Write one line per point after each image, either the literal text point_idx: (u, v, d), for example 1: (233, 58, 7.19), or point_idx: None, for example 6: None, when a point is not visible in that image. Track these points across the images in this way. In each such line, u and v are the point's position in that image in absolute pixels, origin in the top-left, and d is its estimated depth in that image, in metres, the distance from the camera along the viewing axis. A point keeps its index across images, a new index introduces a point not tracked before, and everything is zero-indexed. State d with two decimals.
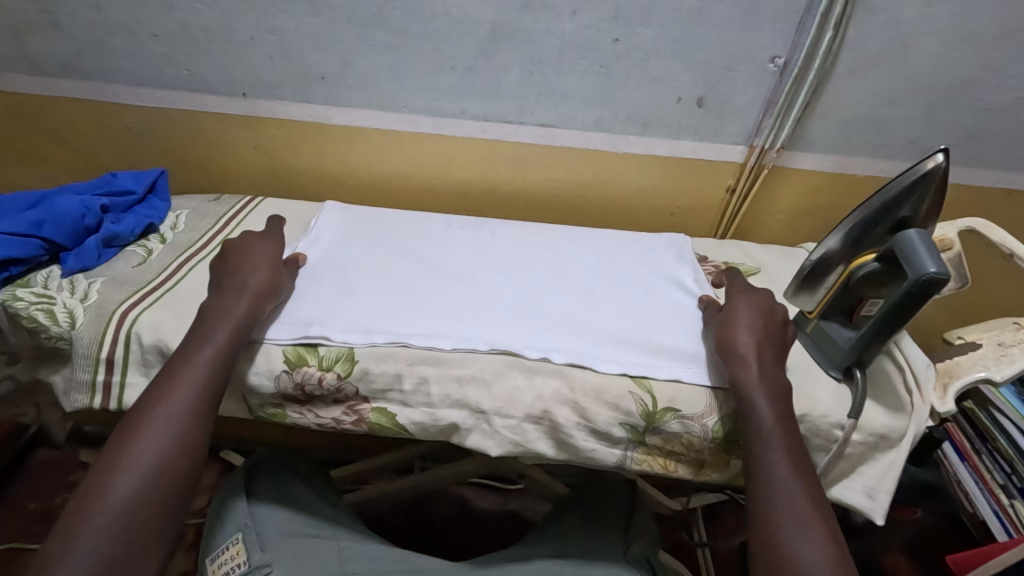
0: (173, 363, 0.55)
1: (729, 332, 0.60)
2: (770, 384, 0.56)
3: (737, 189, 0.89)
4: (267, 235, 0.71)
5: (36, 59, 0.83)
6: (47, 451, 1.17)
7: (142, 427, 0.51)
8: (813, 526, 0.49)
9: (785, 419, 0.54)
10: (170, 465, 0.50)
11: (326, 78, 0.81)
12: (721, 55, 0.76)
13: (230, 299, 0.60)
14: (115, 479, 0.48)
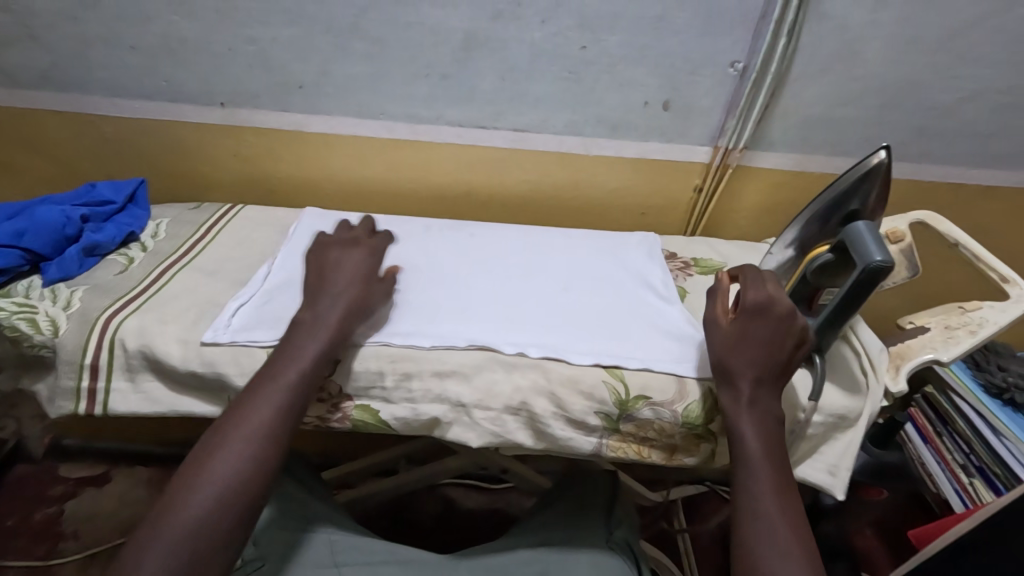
0: (261, 378, 0.55)
1: (730, 353, 0.57)
2: (757, 416, 0.55)
3: (704, 188, 0.93)
4: (348, 239, 0.69)
5: (12, 72, 0.83)
6: (25, 466, 1.16)
7: (219, 443, 0.51)
8: (790, 560, 0.48)
9: (769, 455, 0.54)
10: (243, 482, 0.50)
11: (304, 88, 0.83)
12: (685, 60, 0.80)
13: (313, 314, 0.60)
14: (196, 493, 0.49)
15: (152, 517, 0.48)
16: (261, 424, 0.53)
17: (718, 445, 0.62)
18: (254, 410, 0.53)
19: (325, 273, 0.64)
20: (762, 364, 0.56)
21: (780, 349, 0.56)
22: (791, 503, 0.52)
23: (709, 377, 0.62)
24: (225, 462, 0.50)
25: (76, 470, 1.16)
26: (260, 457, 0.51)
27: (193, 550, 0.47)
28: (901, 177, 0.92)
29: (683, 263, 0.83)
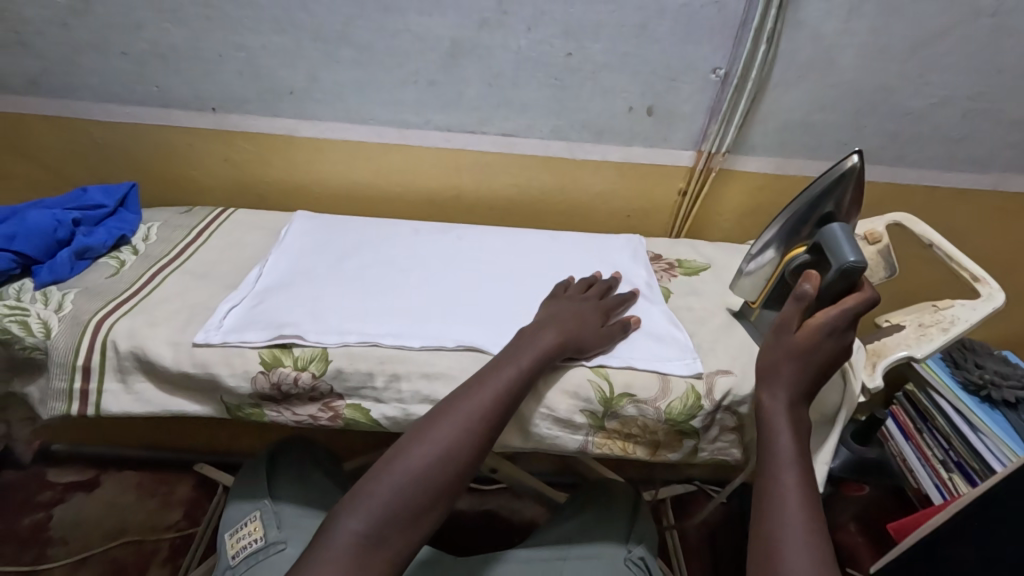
0: (488, 369, 0.58)
1: (788, 356, 0.57)
2: (792, 420, 0.55)
3: (688, 191, 0.95)
4: (604, 300, 0.71)
5: (3, 78, 0.84)
6: (13, 472, 1.16)
7: (448, 412, 0.55)
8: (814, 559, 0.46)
9: (801, 464, 0.53)
10: (456, 457, 0.53)
11: (295, 93, 0.84)
12: (666, 67, 0.82)
13: (540, 332, 0.62)
14: (412, 451, 0.53)
15: (386, 458, 0.53)
16: (477, 415, 0.55)
17: (699, 441, 0.64)
18: (486, 393, 0.56)
19: (568, 306, 0.68)
20: (810, 373, 0.57)
21: (833, 365, 0.58)
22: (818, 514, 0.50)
23: (691, 375, 0.64)
24: (449, 432, 0.54)
25: (65, 475, 1.16)
26: (476, 441, 0.54)
27: (404, 507, 0.51)
28: (877, 180, 0.95)
29: (667, 265, 0.85)
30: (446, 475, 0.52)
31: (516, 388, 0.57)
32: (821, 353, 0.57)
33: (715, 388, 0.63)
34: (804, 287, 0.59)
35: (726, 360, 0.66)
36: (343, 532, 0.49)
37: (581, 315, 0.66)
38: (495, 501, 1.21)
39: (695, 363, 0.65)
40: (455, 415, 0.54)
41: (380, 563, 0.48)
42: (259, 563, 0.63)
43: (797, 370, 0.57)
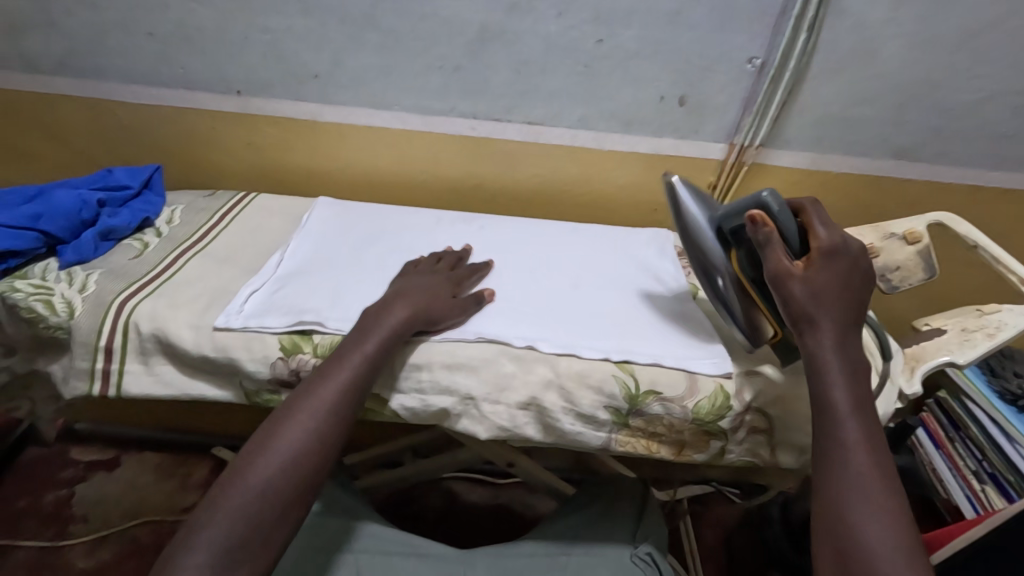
0: (331, 360, 0.56)
1: (805, 295, 0.53)
2: (843, 362, 0.51)
3: (718, 186, 0.92)
4: (455, 275, 0.68)
5: (33, 58, 0.84)
6: (37, 450, 1.18)
7: (282, 426, 0.51)
8: (884, 515, 0.45)
9: (860, 413, 0.50)
10: (298, 471, 0.50)
11: (319, 77, 0.83)
12: (700, 55, 0.79)
13: (386, 311, 0.60)
14: (256, 461, 0.49)
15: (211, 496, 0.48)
16: (327, 406, 0.53)
17: (726, 443, 0.62)
18: (326, 391, 0.54)
19: (409, 281, 0.66)
20: (840, 304, 0.53)
21: (856, 283, 0.55)
22: (884, 460, 0.48)
23: (719, 375, 0.61)
24: (286, 445, 0.50)
25: (88, 454, 1.18)
26: (316, 455, 0.51)
27: (254, 523, 0.47)
28: (917, 178, 0.92)
29: None
30: (289, 492, 0.49)
31: (357, 386, 0.55)
32: (839, 281, 0.54)
33: (745, 389, 0.61)
34: (763, 236, 0.56)
35: (757, 360, 0.64)
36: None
37: (433, 287, 0.65)
38: (509, 496, 1.21)
39: (725, 363, 0.62)
40: (290, 431, 0.51)
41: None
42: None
43: (838, 306, 0.53)
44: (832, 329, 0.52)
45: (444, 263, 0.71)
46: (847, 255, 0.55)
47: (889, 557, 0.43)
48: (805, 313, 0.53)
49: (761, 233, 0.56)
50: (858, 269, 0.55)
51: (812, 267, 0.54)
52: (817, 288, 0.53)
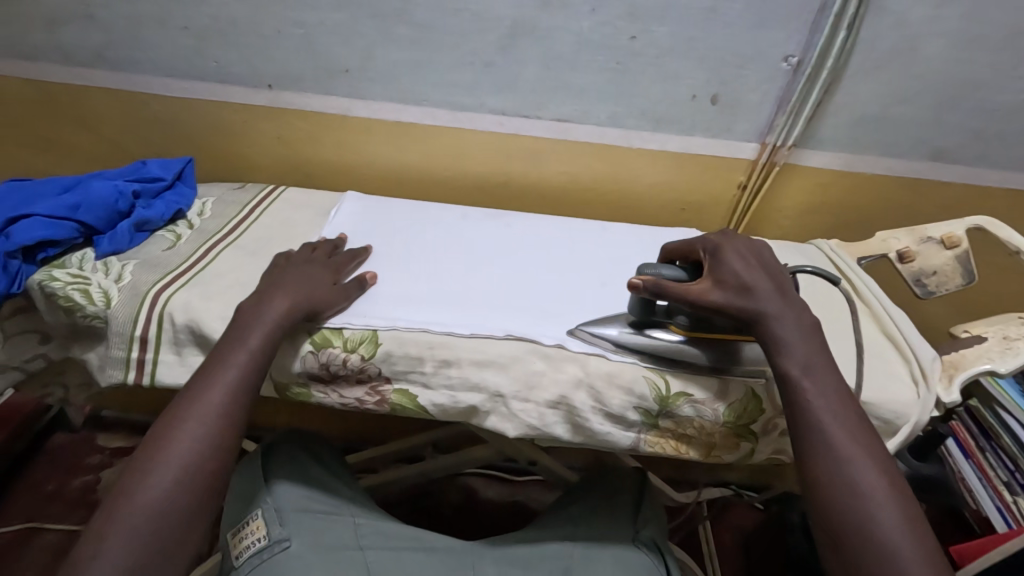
0: (210, 363, 0.56)
1: (731, 293, 0.56)
2: (801, 323, 0.55)
3: (748, 186, 0.90)
4: (333, 264, 0.67)
5: (70, 50, 0.86)
6: (64, 436, 1.27)
7: (167, 434, 0.51)
8: (858, 457, 0.49)
9: (818, 369, 0.53)
10: (200, 473, 0.51)
11: (349, 72, 0.83)
12: (734, 53, 0.78)
13: (264, 306, 0.59)
14: (148, 478, 0.49)
15: (104, 516, 0.47)
16: (217, 410, 0.53)
17: (755, 444, 0.61)
18: (212, 397, 0.54)
19: (292, 264, 0.65)
20: (767, 284, 0.56)
21: (771, 262, 0.59)
22: (846, 405, 0.52)
23: (752, 377, 0.60)
24: (182, 451, 0.51)
25: (112, 441, 1.27)
26: (209, 460, 0.51)
27: (156, 536, 0.47)
28: (955, 182, 0.89)
29: None
30: (192, 496, 0.50)
31: (246, 379, 0.56)
32: (752, 266, 0.58)
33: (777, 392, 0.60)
34: (665, 286, 0.57)
35: None
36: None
37: (326, 271, 0.65)
38: (525, 494, 1.21)
39: None
40: (175, 442, 0.51)
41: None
42: (262, 564, 0.60)
43: (768, 286, 0.56)
44: (775, 309, 0.55)
45: (326, 246, 0.70)
46: (742, 244, 0.60)
47: (874, 492, 0.48)
48: (741, 310, 0.55)
49: (659, 286, 0.57)
50: (762, 252, 0.60)
51: (718, 267, 0.58)
52: (742, 282, 0.56)
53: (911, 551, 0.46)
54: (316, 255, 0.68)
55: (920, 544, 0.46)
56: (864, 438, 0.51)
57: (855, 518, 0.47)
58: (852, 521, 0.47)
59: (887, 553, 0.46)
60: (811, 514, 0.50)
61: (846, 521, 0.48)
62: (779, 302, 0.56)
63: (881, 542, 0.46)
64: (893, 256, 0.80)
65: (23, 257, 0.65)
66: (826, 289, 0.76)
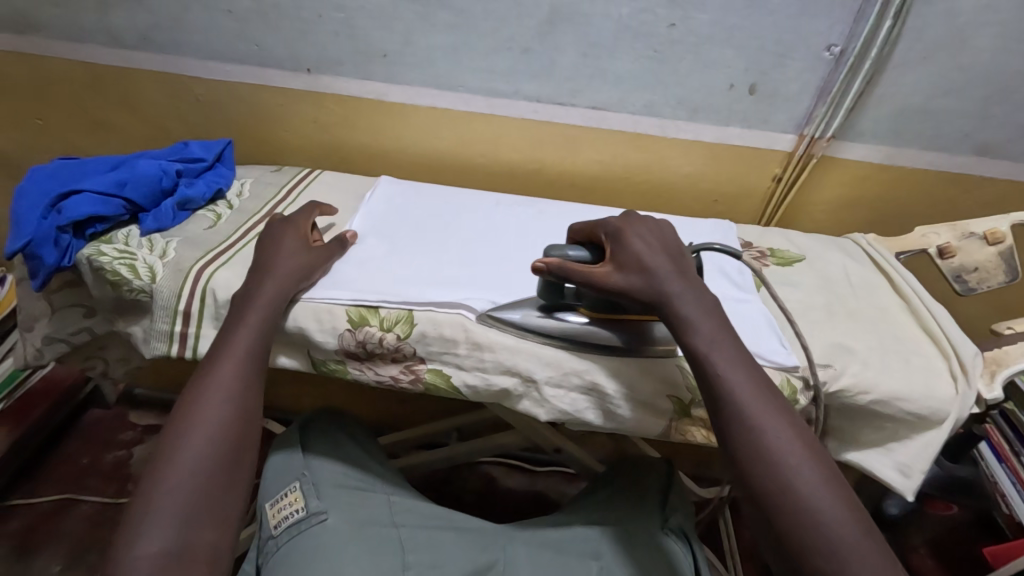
0: (221, 335, 0.57)
1: (632, 275, 0.57)
2: (699, 300, 0.55)
3: (784, 178, 0.89)
4: (301, 223, 0.69)
5: (118, 32, 0.89)
6: (99, 410, 1.32)
7: (197, 398, 0.53)
8: (778, 425, 0.49)
9: (729, 342, 0.53)
10: (233, 431, 0.52)
11: (387, 56, 0.84)
12: (775, 41, 0.77)
13: (258, 277, 0.61)
14: (183, 440, 0.50)
15: (144, 478, 0.49)
16: (237, 373, 0.55)
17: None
18: (228, 363, 0.55)
19: (269, 236, 0.66)
20: (669, 267, 0.57)
21: (673, 247, 0.60)
22: (756, 374, 0.52)
23: (788, 367, 0.60)
24: (216, 411, 0.52)
25: (145, 418, 1.31)
26: (237, 420, 0.53)
27: (202, 490, 0.48)
28: (1000, 178, 0.87)
29: (759, 253, 0.79)
30: (228, 451, 0.51)
31: (260, 342, 0.58)
32: (655, 250, 0.59)
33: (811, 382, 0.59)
34: (568, 270, 0.58)
35: (824, 354, 0.62)
36: (136, 559, 0.44)
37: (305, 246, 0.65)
38: (546, 484, 1.21)
39: (792, 356, 0.61)
40: (205, 406, 0.52)
41: (202, 554, 0.46)
42: (300, 534, 0.62)
43: (668, 267, 0.57)
44: (676, 288, 0.56)
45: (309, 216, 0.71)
46: (643, 228, 0.61)
47: (795, 457, 0.47)
48: (643, 292, 0.56)
49: (562, 269, 0.58)
50: (666, 235, 0.61)
51: (622, 250, 0.59)
52: (642, 264, 0.57)
53: (833, 508, 0.45)
54: (301, 220, 0.69)
55: (842, 498, 0.46)
56: (775, 404, 0.50)
57: (777, 482, 0.47)
58: (772, 484, 0.47)
59: (809, 512, 0.45)
60: (736, 483, 0.50)
61: (769, 485, 0.47)
62: (680, 282, 0.56)
63: (803, 501, 0.46)
64: (932, 251, 0.78)
65: (74, 231, 0.68)
66: (863, 283, 0.75)
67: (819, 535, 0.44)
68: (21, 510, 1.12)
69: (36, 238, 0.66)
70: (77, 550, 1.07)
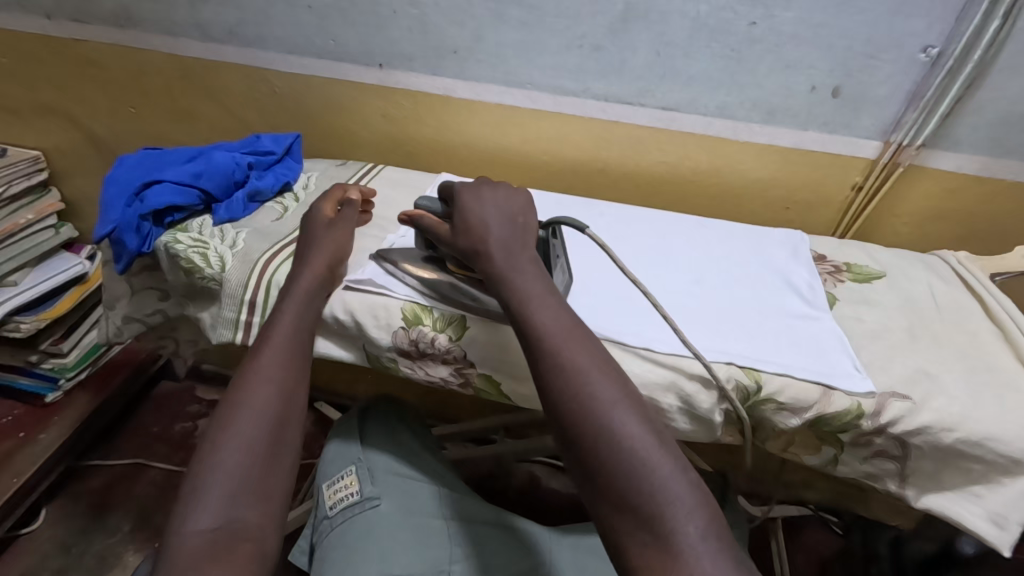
0: (268, 323, 0.59)
1: (459, 235, 0.60)
2: (524, 262, 0.56)
3: (864, 187, 0.83)
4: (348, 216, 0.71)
5: (207, 27, 0.93)
6: (170, 383, 1.40)
7: (249, 381, 0.54)
8: (601, 379, 0.47)
9: (550, 303, 0.53)
10: (280, 415, 0.53)
11: (458, 53, 0.85)
12: (867, 41, 0.72)
13: (300, 272, 0.62)
14: (234, 424, 0.51)
15: (197, 459, 0.49)
16: (280, 359, 0.56)
17: (840, 452, 0.58)
18: (272, 348, 0.57)
19: (311, 228, 0.68)
20: (497, 227, 0.59)
21: (517, 211, 0.62)
22: (584, 332, 0.51)
23: (860, 394, 0.56)
24: (263, 394, 0.53)
25: (211, 393, 1.39)
26: (282, 405, 0.54)
27: (248, 469, 0.49)
28: None
29: (834, 267, 0.74)
30: (274, 432, 0.52)
31: (303, 329, 0.60)
32: (490, 211, 0.60)
33: (885, 411, 0.55)
34: (423, 221, 0.64)
35: (905, 383, 0.58)
36: (188, 534, 0.45)
37: (340, 244, 0.66)
38: None
39: (865, 382, 0.57)
40: (256, 389, 0.54)
41: (249, 532, 0.46)
42: (354, 517, 0.65)
43: (498, 230, 0.58)
44: (494, 247, 0.57)
45: (331, 206, 0.72)
46: (488, 191, 0.63)
47: (615, 409, 0.45)
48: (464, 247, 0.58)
49: (420, 220, 0.64)
50: (513, 202, 0.62)
51: (460, 207, 0.61)
52: (469, 225, 0.59)
53: (669, 466, 0.42)
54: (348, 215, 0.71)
55: (642, 418, 0.45)
56: (595, 356, 0.49)
57: (580, 410, 0.46)
58: (577, 414, 0.46)
59: (639, 465, 0.42)
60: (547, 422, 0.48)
61: (583, 430, 0.45)
62: (504, 243, 0.57)
63: (602, 425, 0.45)
64: None
65: (154, 219, 0.72)
66: (951, 305, 0.69)
67: (619, 458, 0.43)
68: (100, 470, 1.21)
69: (121, 224, 0.70)
70: (146, 512, 1.15)
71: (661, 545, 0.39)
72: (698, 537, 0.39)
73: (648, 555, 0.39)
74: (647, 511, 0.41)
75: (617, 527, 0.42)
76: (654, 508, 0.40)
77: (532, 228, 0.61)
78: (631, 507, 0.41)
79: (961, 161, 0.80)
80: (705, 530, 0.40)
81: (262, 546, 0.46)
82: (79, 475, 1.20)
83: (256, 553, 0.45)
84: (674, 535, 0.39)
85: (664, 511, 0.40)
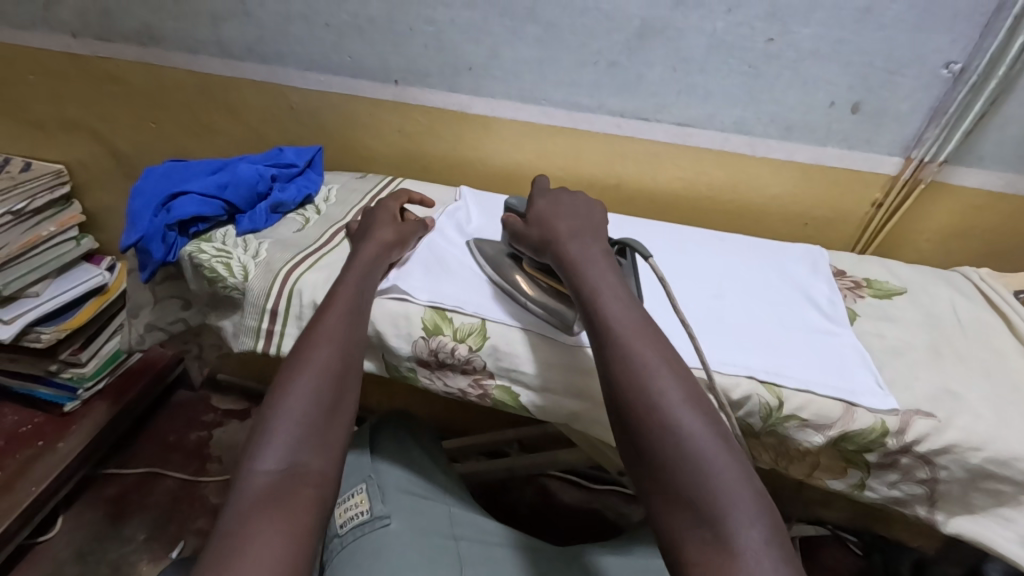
0: (334, 288, 0.61)
1: (531, 225, 0.63)
2: (597, 254, 0.58)
3: (884, 205, 0.83)
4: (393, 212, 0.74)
5: (227, 45, 0.96)
6: (186, 392, 1.42)
7: (315, 337, 0.55)
8: (665, 374, 0.47)
9: (625, 301, 0.53)
10: (341, 371, 0.54)
11: (473, 69, 0.86)
12: (885, 57, 0.72)
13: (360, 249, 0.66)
14: (300, 374, 0.52)
15: (268, 402, 0.51)
16: (344, 321, 0.58)
17: (866, 476, 0.57)
18: (337, 310, 0.58)
19: (359, 229, 0.71)
20: (571, 221, 0.62)
21: (592, 213, 0.64)
22: (652, 326, 0.51)
23: (884, 410, 0.55)
24: (328, 351, 0.54)
25: (225, 402, 1.40)
26: (344, 363, 0.55)
27: (312, 418, 0.49)
28: None
29: (853, 283, 0.73)
30: (336, 387, 0.53)
31: (359, 297, 0.61)
32: (563, 210, 0.63)
33: (910, 429, 0.54)
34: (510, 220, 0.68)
35: (929, 401, 0.57)
36: (256, 474, 0.45)
37: (398, 231, 0.69)
38: (604, 502, 1.18)
39: (888, 399, 0.56)
40: (321, 345, 0.55)
41: (312, 476, 0.46)
42: (364, 536, 0.64)
43: (569, 224, 0.61)
44: (564, 236, 0.60)
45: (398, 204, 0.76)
46: (565, 195, 0.66)
47: (679, 410, 0.45)
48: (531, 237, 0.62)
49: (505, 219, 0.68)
50: (591, 207, 0.65)
51: (539, 202, 0.65)
52: (540, 218, 0.63)
53: (729, 468, 0.42)
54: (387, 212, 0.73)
55: (710, 419, 0.45)
56: (666, 353, 0.49)
57: (642, 405, 0.46)
58: (640, 414, 0.45)
59: (704, 465, 0.42)
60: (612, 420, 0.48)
61: (648, 426, 0.45)
62: (575, 235, 0.60)
63: (672, 422, 0.44)
64: None
65: (180, 229, 0.73)
66: (975, 322, 0.68)
67: (683, 460, 0.42)
68: (115, 478, 1.22)
69: (148, 234, 0.71)
70: (160, 520, 1.15)
71: (721, 544, 0.39)
72: (761, 542, 0.39)
73: (708, 556, 0.39)
74: (709, 512, 0.40)
75: (675, 525, 0.41)
76: (717, 510, 0.40)
77: (602, 224, 0.63)
78: (693, 506, 0.41)
79: (988, 176, 0.79)
80: (768, 536, 0.39)
81: (324, 491, 0.46)
82: (96, 483, 1.22)
83: (316, 497, 0.45)
84: (733, 535, 0.39)
85: (726, 512, 0.40)
